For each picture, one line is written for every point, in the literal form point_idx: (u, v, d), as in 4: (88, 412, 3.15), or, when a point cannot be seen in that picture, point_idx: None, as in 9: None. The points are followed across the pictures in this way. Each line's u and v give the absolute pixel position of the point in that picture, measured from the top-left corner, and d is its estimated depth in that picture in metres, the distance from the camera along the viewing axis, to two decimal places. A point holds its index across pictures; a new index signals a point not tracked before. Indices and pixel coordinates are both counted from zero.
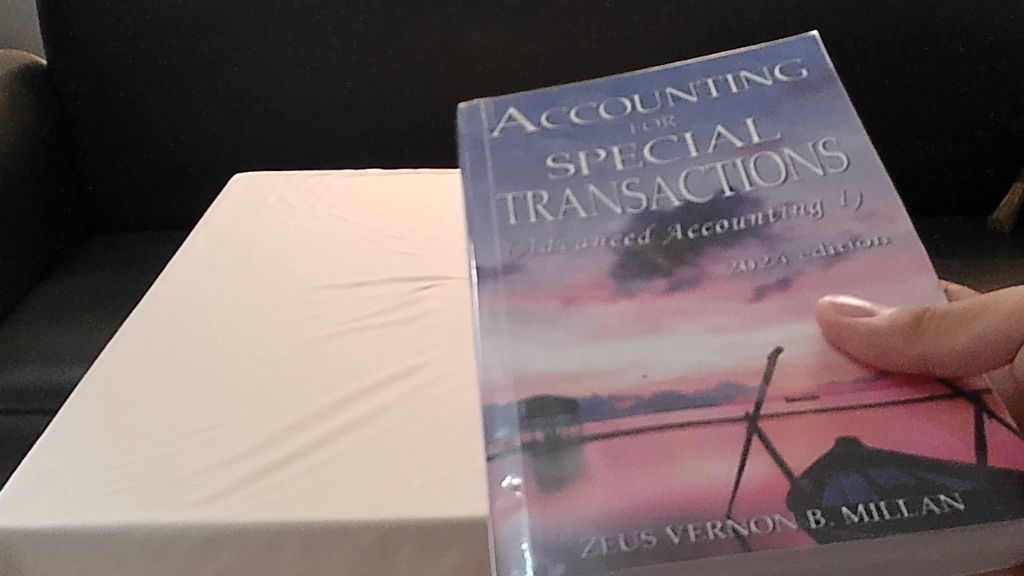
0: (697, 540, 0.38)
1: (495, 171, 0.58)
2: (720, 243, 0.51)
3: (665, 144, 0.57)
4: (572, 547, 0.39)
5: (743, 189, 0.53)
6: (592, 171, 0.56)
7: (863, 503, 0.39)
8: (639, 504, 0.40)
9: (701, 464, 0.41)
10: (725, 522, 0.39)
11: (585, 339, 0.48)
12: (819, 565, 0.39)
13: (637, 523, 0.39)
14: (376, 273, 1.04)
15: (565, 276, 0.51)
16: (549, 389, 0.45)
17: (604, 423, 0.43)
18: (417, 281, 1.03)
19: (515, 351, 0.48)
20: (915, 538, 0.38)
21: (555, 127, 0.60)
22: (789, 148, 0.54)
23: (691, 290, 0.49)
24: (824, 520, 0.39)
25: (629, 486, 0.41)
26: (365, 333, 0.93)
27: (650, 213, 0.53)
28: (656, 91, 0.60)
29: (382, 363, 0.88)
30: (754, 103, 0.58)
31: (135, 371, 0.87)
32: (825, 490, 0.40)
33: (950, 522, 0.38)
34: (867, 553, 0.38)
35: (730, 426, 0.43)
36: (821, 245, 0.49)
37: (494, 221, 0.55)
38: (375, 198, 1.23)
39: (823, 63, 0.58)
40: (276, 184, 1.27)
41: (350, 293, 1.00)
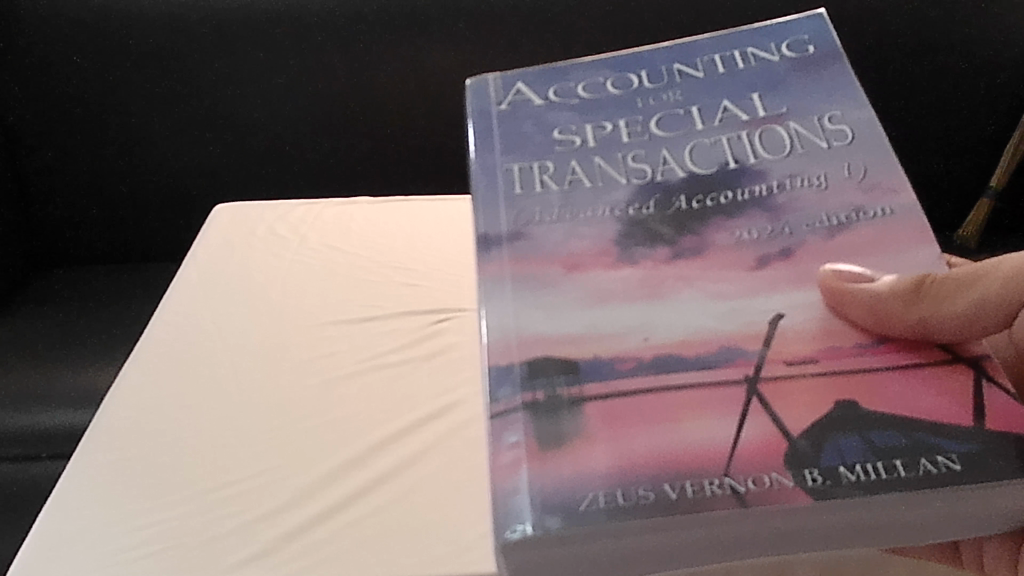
0: (694, 496, 0.39)
1: (503, 144, 0.58)
2: (724, 213, 0.51)
3: (671, 118, 0.57)
4: (571, 502, 0.39)
5: (747, 161, 0.53)
6: (598, 142, 0.57)
7: (860, 463, 0.39)
8: (637, 460, 0.41)
9: (700, 424, 0.42)
10: (723, 479, 0.39)
11: (589, 303, 0.48)
12: (814, 520, 0.39)
13: (636, 479, 0.40)
14: (385, 307, 0.92)
15: (570, 245, 0.51)
16: (549, 351, 0.46)
17: (604, 383, 0.44)
18: (433, 311, 0.91)
19: (517, 320, 0.48)
20: (911, 497, 0.38)
21: (562, 101, 0.60)
22: (794, 121, 0.55)
23: (692, 259, 0.49)
24: (821, 479, 0.39)
25: (630, 444, 0.41)
26: (387, 371, 0.83)
27: (654, 184, 0.54)
28: (663, 67, 0.61)
29: (406, 405, 0.78)
30: (760, 79, 0.58)
31: (144, 417, 0.78)
32: (822, 450, 0.40)
33: (946, 481, 0.38)
34: (862, 510, 0.39)
35: (730, 389, 0.43)
36: (824, 215, 0.50)
37: (502, 193, 0.55)
38: (371, 229, 1.07)
39: (829, 41, 0.59)
40: (263, 215, 1.10)
41: (362, 327, 0.89)
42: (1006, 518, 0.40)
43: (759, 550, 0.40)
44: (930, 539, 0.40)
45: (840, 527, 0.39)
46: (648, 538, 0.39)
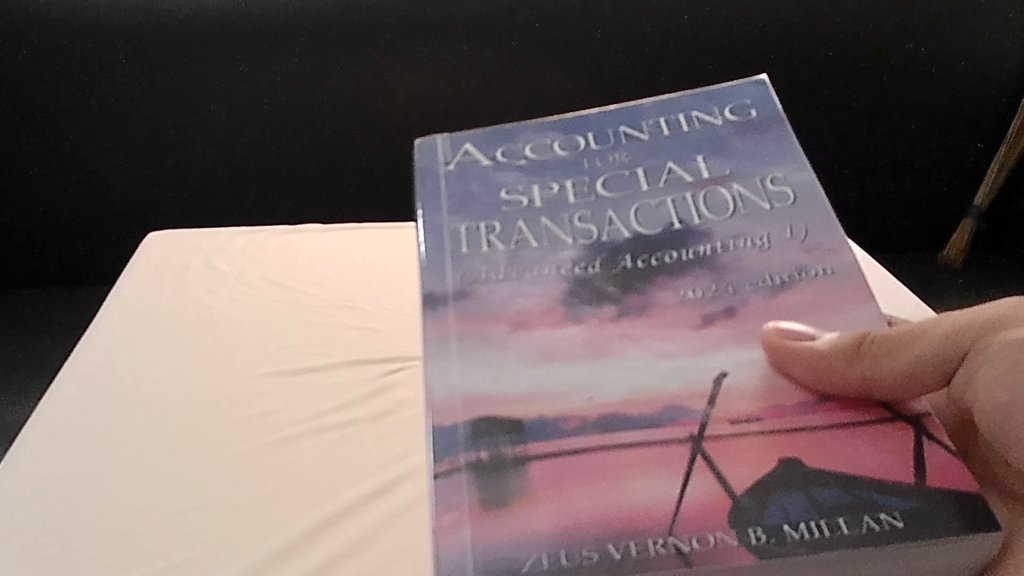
0: (639, 556, 0.38)
1: (450, 202, 0.58)
2: (668, 272, 0.51)
3: (617, 179, 0.58)
4: (514, 563, 0.39)
5: (692, 222, 0.54)
6: (544, 203, 0.57)
7: (804, 521, 0.39)
8: (582, 522, 0.40)
9: (643, 483, 0.41)
10: (667, 539, 0.39)
11: (533, 360, 0.48)
12: None
13: (579, 541, 0.39)
14: (331, 352, 0.89)
15: (516, 303, 0.51)
16: (494, 411, 0.45)
17: (550, 443, 0.43)
18: (382, 362, 0.88)
19: (461, 376, 0.47)
20: (856, 556, 0.38)
21: (509, 161, 0.61)
22: (738, 183, 0.56)
23: (639, 316, 0.49)
24: (765, 537, 0.38)
25: (573, 503, 0.41)
26: (327, 436, 0.78)
27: (600, 244, 0.54)
28: (609, 129, 0.61)
29: (347, 479, 0.73)
30: (704, 142, 0.59)
31: (48, 497, 0.71)
32: (767, 509, 0.40)
33: (890, 539, 0.38)
34: (807, 570, 0.38)
35: (674, 446, 0.43)
36: (767, 275, 0.50)
37: (450, 251, 0.55)
38: (316, 266, 1.04)
39: (771, 106, 0.60)
40: (197, 242, 1.09)
41: (300, 383, 0.84)
42: (951, 575, 0.40)
43: None
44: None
45: None
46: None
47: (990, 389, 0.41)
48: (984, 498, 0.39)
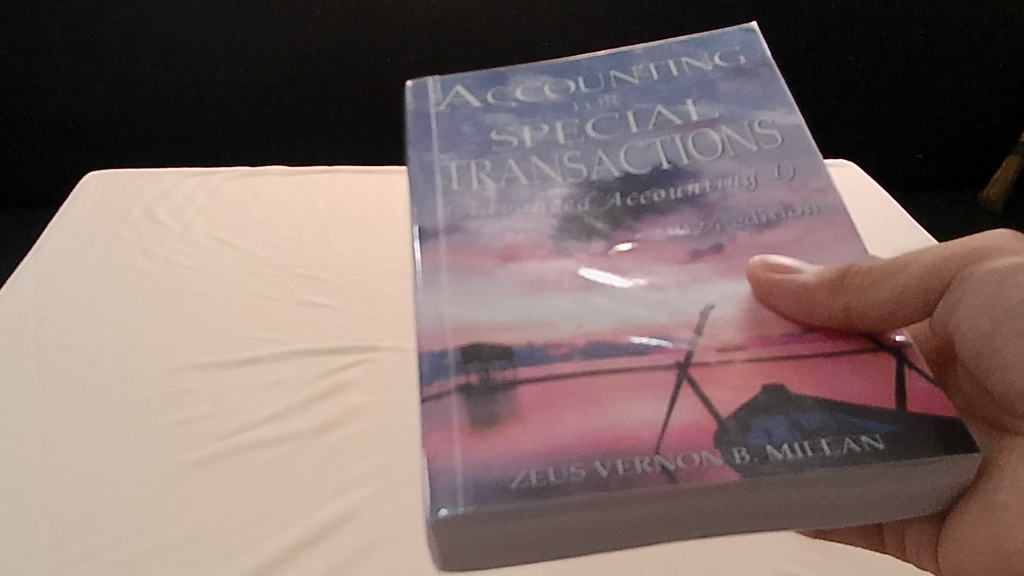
0: (625, 473, 0.39)
1: (441, 141, 0.58)
2: (657, 210, 0.52)
3: (608, 121, 0.58)
4: (502, 480, 0.39)
5: (681, 162, 0.55)
6: (533, 145, 0.57)
7: (786, 442, 0.40)
8: (570, 445, 0.41)
9: (630, 407, 0.42)
10: (653, 457, 0.40)
11: (519, 292, 0.48)
12: (742, 499, 0.39)
13: (568, 460, 0.40)
14: (278, 339, 0.83)
15: (505, 237, 0.51)
16: (483, 337, 0.46)
17: (538, 367, 0.44)
18: (334, 357, 0.81)
19: (451, 306, 0.48)
20: (837, 475, 0.39)
21: (500, 103, 0.61)
22: (726, 126, 0.56)
23: (627, 252, 0.50)
24: (748, 456, 0.39)
25: (561, 425, 0.42)
26: (258, 454, 0.71)
27: (590, 182, 0.54)
28: (600, 75, 0.62)
29: (281, 511, 0.67)
30: (693, 86, 0.60)
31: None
32: (750, 431, 0.40)
33: (870, 459, 0.39)
34: (790, 489, 0.39)
35: (660, 373, 0.43)
36: (754, 213, 0.51)
37: (443, 188, 0.55)
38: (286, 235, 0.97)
39: (759, 53, 0.61)
40: (140, 184, 1.07)
41: (241, 382, 0.78)
42: (928, 499, 0.41)
43: (693, 530, 0.40)
44: (858, 519, 0.41)
45: (768, 506, 0.40)
46: (579, 518, 0.39)
47: (971, 315, 0.44)
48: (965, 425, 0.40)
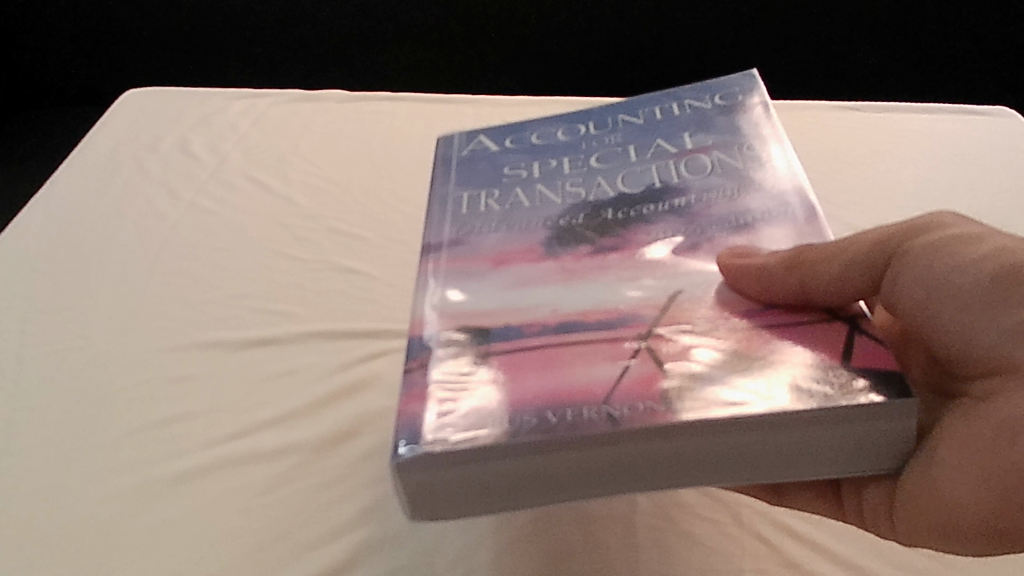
0: (573, 420, 0.42)
1: (458, 181, 0.64)
2: (641, 219, 0.56)
3: (610, 155, 0.63)
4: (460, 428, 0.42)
5: (671, 182, 0.59)
6: (540, 176, 0.62)
7: (721, 395, 0.42)
8: (529, 401, 0.43)
9: (587, 371, 0.45)
10: (599, 407, 0.42)
11: (507, 285, 0.52)
12: (682, 446, 0.41)
13: (523, 411, 0.43)
14: (300, 318, 0.69)
15: (502, 247, 0.56)
16: (468, 322, 0.50)
17: (512, 341, 0.48)
18: (364, 347, 0.67)
19: (446, 299, 0.52)
20: (769, 421, 0.41)
21: (517, 146, 0.67)
22: (716, 151, 0.60)
23: (612, 252, 0.54)
24: (682, 404, 0.41)
25: (524, 385, 0.44)
26: (249, 471, 0.57)
27: (587, 202, 0.59)
28: (610, 118, 0.67)
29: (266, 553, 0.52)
30: (691, 121, 0.64)
31: None
32: (696, 383, 0.43)
33: (799, 404, 0.41)
34: (727, 434, 0.41)
35: (617, 344, 0.46)
36: (731, 219, 0.54)
37: (455, 213, 0.60)
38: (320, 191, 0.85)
39: (756, 92, 0.65)
40: (181, 113, 1.01)
41: (246, 371, 0.65)
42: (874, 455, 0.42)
43: (644, 479, 0.42)
44: (806, 469, 0.42)
45: (711, 456, 0.42)
46: (533, 464, 0.42)
47: (908, 287, 0.46)
48: (904, 374, 0.42)
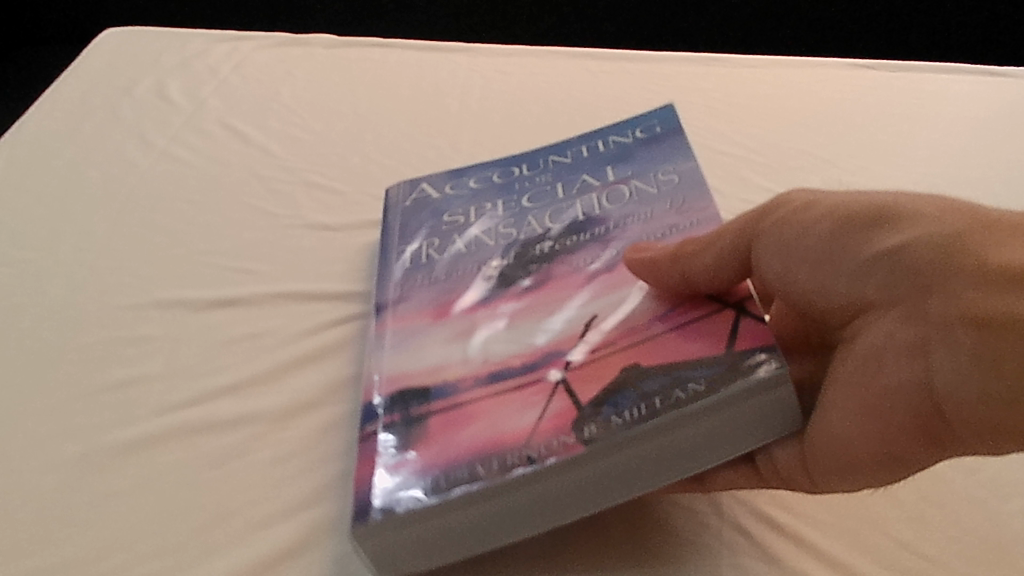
0: (501, 466, 0.29)
1: (389, 234, 0.45)
2: (560, 256, 0.40)
3: (540, 192, 0.45)
4: (370, 499, 0.30)
5: (592, 216, 0.42)
6: (473, 220, 0.45)
7: (644, 405, 0.29)
8: (458, 454, 0.31)
9: (514, 412, 0.32)
10: (521, 450, 0.29)
11: (433, 344, 0.37)
12: (628, 463, 0.29)
13: (446, 467, 0.30)
14: (199, 171, 0.52)
15: (439, 295, 0.40)
16: (390, 380, 0.36)
17: (446, 398, 0.34)
18: (273, 211, 0.49)
19: (374, 357, 0.38)
20: (718, 403, 0.28)
21: (458, 192, 0.47)
22: (633, 179, 0.43)
23: (536, 292, 0.38)
24: (601, 429, 0.29)
25: (444, 444, 0.31)
26: (98, 367, 0.39)
27: (519, 242, 0.42)
28: (539, 155, 0.48)
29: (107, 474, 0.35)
30: (605, 155, 0.46)
31: None
32: (615, 401, 0.30)
33: (755, 383, 0.28)
34: (682, 437, 0.29)
35: (555, 358, 0.34)
36: (648, 238, 0.39)
37: (389, 265, 0.43)
38: (230, 59, 0.63)
39: (675, 119, 0.46)
40: None
41: (130, 219, 0.48)
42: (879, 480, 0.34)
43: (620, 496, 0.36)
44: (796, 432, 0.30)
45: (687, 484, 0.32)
46: (472, 518, 0.29)
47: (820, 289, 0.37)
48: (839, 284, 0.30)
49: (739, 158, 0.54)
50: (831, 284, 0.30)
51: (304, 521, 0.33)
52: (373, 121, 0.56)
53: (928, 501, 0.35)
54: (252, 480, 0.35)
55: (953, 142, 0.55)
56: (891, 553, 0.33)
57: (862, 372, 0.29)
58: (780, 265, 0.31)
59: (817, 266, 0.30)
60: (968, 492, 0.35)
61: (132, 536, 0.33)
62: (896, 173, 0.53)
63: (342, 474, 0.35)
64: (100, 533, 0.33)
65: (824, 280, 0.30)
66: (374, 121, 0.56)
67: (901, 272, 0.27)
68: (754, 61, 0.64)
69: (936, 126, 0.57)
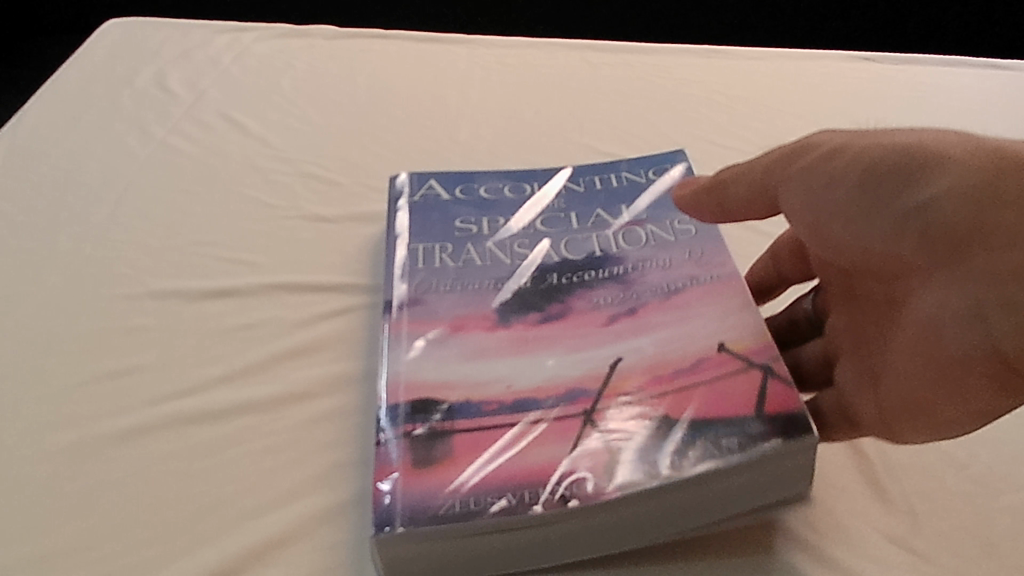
0: (532, 499, 0.31)
1: (397, 229, 0.44)
2: (583, 287, 0.40)
3: (556, 217, 0.45)
4: (400, 510, 0.30)
5: (611, 252, 0.42)
6: (486, 230, 0.44)
7: (671, 456, 0.32)
8: (487, 476, 0.32)
9: (542, 445, 0.33)
10: (553, 485, 0.31)
11: (456, 360, 0.37)
12: (641, 513, 0.31)
13: (476, 490, 0.31)
14: (198, 160, 0.52)
15: (459, 307, 0.39)
16: (414, 396, 0.35)
17: (471, 419, 0.34)
18: (271, 203, 0.49)
19: (393, 367, 0.37)
20: (742, 466, 0.31)
21: (468, 199, 0.46)
22: (651, 224, 0.44)
23: (559, 321, 0.38)
24: (631, 477, 0.31)
25: (472, 466, 0.32)
26: (95, 356, 0.40)
27: (538, 265, 0.42)
28: (548, 177, 0.48)
29: (101, 460, 0.35)
30: (620, 190, 0.46)
31: None
32: (643, 448, 0.32)
33: (783, 448, 0.31)
34: (697, 494, 0.31)
35: (581, 396, 0.35)
36: (668, 284, 0.40)
37: (398, 263, 0.42)
38: (231, 50, 0.63)
39: (686, 166, 0.48)
40: None
41: (129, 209, 0.48)
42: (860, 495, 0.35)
43: None
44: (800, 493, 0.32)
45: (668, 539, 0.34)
46: (494, 540, 0.31)
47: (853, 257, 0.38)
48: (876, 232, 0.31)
49: (739, 150, 0.54)
50: (863, 238, 0.31)
51: (295, 512, 0.34)
52: (372, 112, 0.56)
53: (916, 495, 0.35)
54: (243, 469, 0.35)
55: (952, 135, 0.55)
56: (877, 549, 0.33)
57: (910, 332, 0.30)
58: (808, 212, 0.33)
59: (846, 219, 0.32)
60: (958, 487, 0.35)
61: (125, 523, 0.33)
62: None
63: (334, 465, 0.35)
64: (91, 520, 0.33)
65: (856, 232, 0.31)
66: (373, 112, 0.57)
67: (932, 228, 0.29)
68: (755, 53, 0.64)
69: (934, 119, 0.57)
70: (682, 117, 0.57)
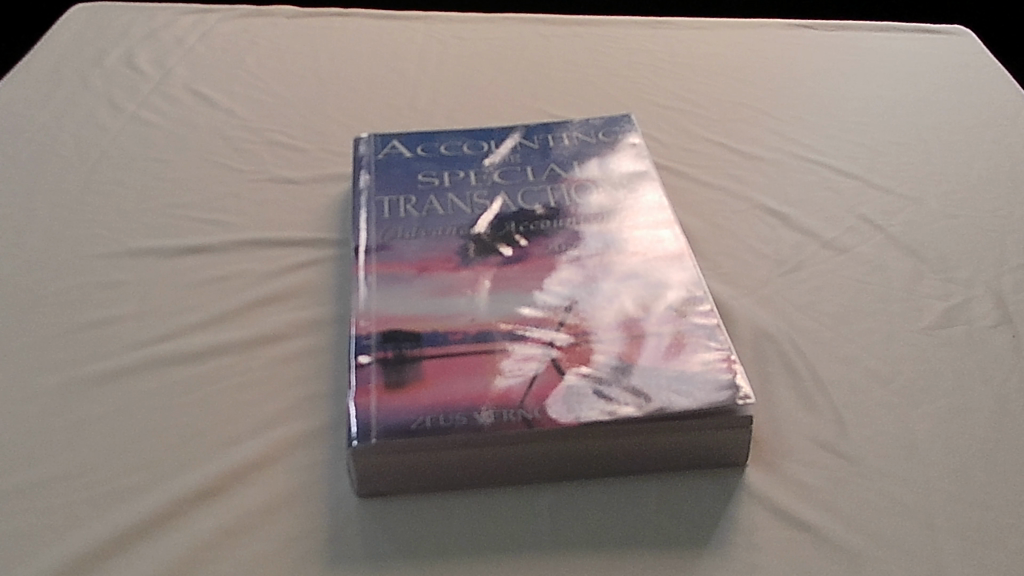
0: (497, 424, 0.33)
1: (363, 184, 0.46)
2: (539, 235, 0.43)
3: (513, 169, 0.47)
4: (374, 424, 0.33)
5: (565, 204, 0.45)
6: (447, 183, 0.46)
7: (625, 397, 0.34)
8: (453, 398, 0.35)
9: (504, 373, 0.36)
10: (516, 411, 0.34)
11: (423, 297, 0.39)
12: (593, 450, 0.34)
13: (443, 411, 0.34)
14: (167, 131, 0.54)
15: (423, 251, 0.42)
16: (385, 328, 0.38)
17: (439, 347, 0.37)
18: (239, 168, 0.51)
19: (365, 301, 0.39)
20: (690, 424, 0.34)
21: (430, 154, 0.48)
22: (601, 180, 0.47)
23: (518, 265, 0.41)
24: (590, 412, 0.34)
25: (441, 389, 0.35)
26: (75, 310, 0.42)
27: (498, 213, 0.44)
28: (505, 132, 0.50)
29: (88, 398, 0.38)
30: (572, 148, 0.49)
31: None
32: (602, 385, 0.35)
33: (729, 412, 0.34)
34: (646, 438, 0.34)
35: (539, 332, 0.38)
36: (615, 238, 0.43)
37: (365, 212, 0.44)
38: (196, 30, 0.65)
39: (632, 128, 0.51)
40: None
41: (104, 176, 0.50)
42: (795, 415, 0.38)
43: None
44: (742, 467, 0.35)
45: None
46: (458, 459, 0.34)
47: None
48: None
49: (684, 111, 0.57)
50: None
51: (270, 438, 0.36)
52: (334, 85, 0.59)
53: (845, 406, 0.38)
54: (220, 404, 0.38)
55: (883, 94, 0.59)
56: (807, 454, 0.36)
57: None
58: None
59: None
60: (883, 398, 0.38)
61: (113, 452, 0.35)
62: (830, 122, 0.56)
63: (307, 396, 0.38)
64: (81, 451, 0.36)
65: None
66: (336, 83, 0.59)
67: None
68: (699, 23, 0.67)
69: (868, 80, 0.60)
70: (628, 82, 0.60)
